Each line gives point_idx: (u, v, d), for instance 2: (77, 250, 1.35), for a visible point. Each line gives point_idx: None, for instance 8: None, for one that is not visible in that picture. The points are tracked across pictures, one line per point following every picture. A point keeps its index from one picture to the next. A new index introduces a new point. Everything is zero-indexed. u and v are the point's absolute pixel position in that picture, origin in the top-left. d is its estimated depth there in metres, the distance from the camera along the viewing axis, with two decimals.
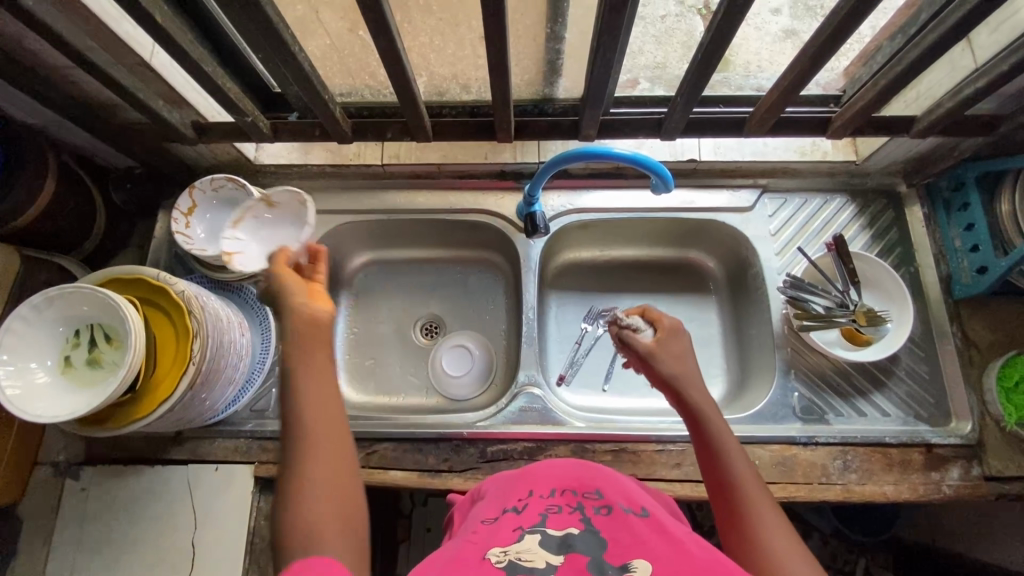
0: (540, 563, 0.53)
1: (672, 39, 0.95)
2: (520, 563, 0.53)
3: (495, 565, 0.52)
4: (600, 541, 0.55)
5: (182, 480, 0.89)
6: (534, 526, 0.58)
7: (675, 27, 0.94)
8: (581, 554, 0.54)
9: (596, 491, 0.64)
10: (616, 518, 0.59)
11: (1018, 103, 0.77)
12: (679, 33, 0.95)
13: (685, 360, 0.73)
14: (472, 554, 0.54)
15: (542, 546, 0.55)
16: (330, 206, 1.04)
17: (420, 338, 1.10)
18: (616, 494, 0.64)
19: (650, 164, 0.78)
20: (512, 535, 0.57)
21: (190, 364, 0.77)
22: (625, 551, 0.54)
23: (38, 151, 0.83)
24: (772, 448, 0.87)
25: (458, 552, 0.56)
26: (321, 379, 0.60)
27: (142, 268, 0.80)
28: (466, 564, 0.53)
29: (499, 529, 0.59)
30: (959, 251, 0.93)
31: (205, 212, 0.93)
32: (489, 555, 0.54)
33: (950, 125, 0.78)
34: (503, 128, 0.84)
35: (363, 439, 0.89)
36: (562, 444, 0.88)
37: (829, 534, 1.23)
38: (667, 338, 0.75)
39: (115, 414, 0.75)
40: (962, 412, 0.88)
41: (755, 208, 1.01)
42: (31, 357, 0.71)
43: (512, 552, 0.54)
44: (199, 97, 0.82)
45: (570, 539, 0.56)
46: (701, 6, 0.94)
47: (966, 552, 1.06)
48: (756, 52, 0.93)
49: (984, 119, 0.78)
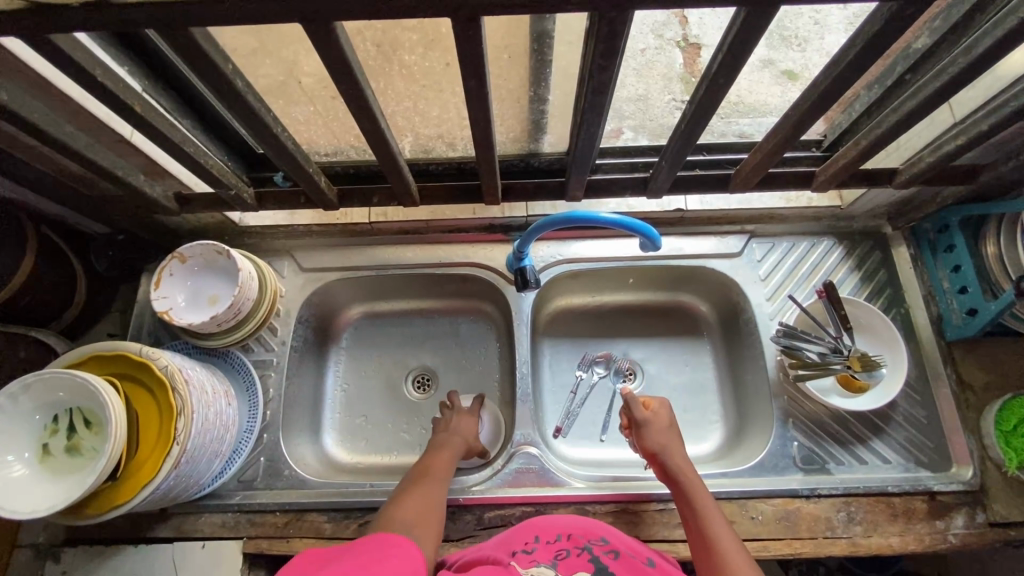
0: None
1: (652, 71, 0.95)
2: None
3: None
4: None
5: (168, 561, 0.85)
6: (550, 563, 0.65)
7: (655, 59, 0.95)
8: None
9: (602, 538, 0.70)
10: (623, 562, 0.66)
11: (998, 153, 0.78)
12: (659, 65, 0.95)
13: (672, 432, 0.83)
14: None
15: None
16: (317, 265, 1.02)
17: (413, 393, 1.07)
18: (620, 542, 0.70)
19: (637, 226, 0.78)
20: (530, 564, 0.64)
21: (174, 444, 0.74)
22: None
23: (16, 226, 0.82)
24: (775, 502, 0.85)
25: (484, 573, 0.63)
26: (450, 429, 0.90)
27: (124, 344, 0.78)
28: None
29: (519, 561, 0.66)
30: (948, 293, 0.93)
31: (185, 280, 0.90)
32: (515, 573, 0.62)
33: (934, 177, 0.79)
34: (490, 192, 0.84)
35: (358, 508, 0.87)
36: (561, 505, 0.86)
37: None
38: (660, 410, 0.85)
39: (95, 500, 0.72)
40: (962, 457, 0.87)
41: (743, 254, 1.01)
42: (5, 448, 0.68)
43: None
44: (181, 168, 0.81)
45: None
46: (680, 39, 0.95)
47: None
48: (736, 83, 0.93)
49: (966, 169, 0.79)
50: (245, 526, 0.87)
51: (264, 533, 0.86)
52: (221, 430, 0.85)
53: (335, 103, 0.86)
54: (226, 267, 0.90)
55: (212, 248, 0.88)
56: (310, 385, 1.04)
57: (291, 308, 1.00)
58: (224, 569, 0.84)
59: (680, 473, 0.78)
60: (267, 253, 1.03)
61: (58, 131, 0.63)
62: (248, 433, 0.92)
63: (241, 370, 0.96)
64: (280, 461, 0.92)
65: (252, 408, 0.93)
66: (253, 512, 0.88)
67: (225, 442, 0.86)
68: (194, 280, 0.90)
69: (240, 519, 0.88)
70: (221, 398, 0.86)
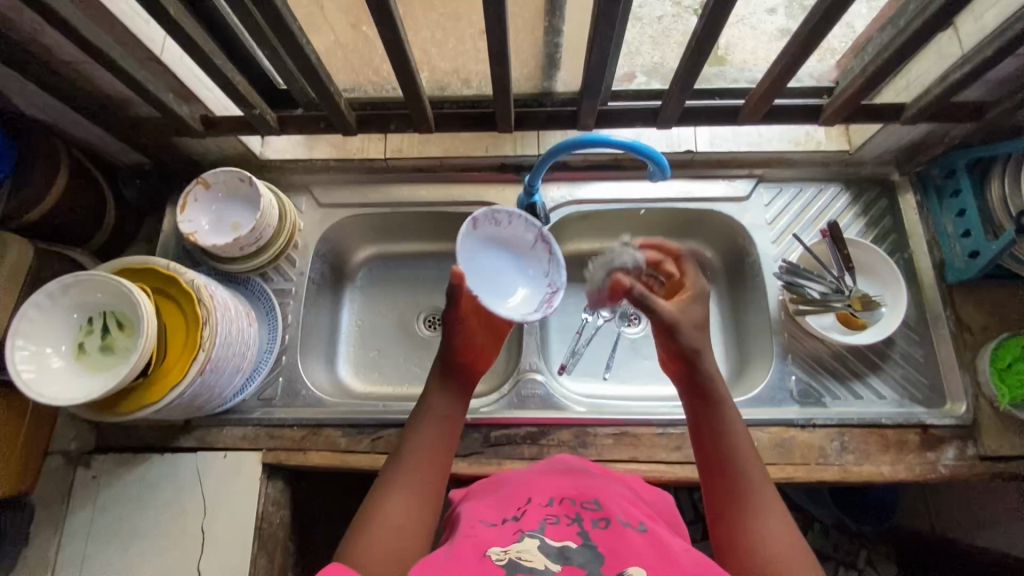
0: (539, 565, 0.56)
1: (669, 39, 0.95)
2: (519, 561, 0.56)
3: (495, 563, 0.56)
4: (598, 552, 0.58)
5: (191, 469, 0.90)
6: (533, 531, 0.61)
7: (672, 27, 0.94)
8: (578, 567, 0.56)
9: (595, 501, 0.66)
10: (614, 529, 0.61)
11: (1002, 89, 0.80)
12: (676, 33, 0.94)
13: (702, 331, 0.75)
14: (471, 551, 0.58)
15: (540, 550, 0.58)
16: (333, 200, 1.05)
17: (424, 331, 1.11)
18: (616, 506, 0.66)
19: (648, 151, 0.80)
20: (512, 537, 0.61)
21: (200, 350, 0.79)
22: (621, 560, 0.57)
23: (50, 145, 0.86)
24: (771, 430, 0.88)
25: (454, 551, 0.59)
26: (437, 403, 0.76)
27: (153, 259, 0.82)
28: (468, 562, 0.57)
29: (499, 531, 0.62)
30: (952, 236, 0.94)
31: (209, 204, 0.93)
32: (489, 553, 0.58)
33: (939, 112, 0.81)
34: (504, 118, 0.87)
35: (370, 425, 0.92)
36: (564, 428, 0.90)
37: (831, 526, 1.26)
38: (688, 305, 0.77)
39: (125, 399, 0.76)
40: (955, 394, 0.90)
41: (751, 198, 1.03)
42: (44, 342, 0.72)
43: (512, 552, 0.57)
44: (207, 91, 0.85)
45: (567, 550, 0.58)
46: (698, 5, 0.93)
47: None
48: (752, 50, 0.95)
49: (969, 106, 0.81)
50: (264, 439, 0.92)
51: (283, 445, 0.91)
52: (243, 346, 0.89)
53: (357, 31, 0.89)
54: (248, 195, 0.94)
55: (236, 175, 0.92)
56: (326, 318, 1.08)
57: (308, 242, 1.04)
58: (245, 477, 0.89)
59: (719, 398, 0.72)
60: (286, 188, 1.06)
61: (96, 39, 0.67)
62: (267, 355, 0.97)
63: (261, 296, 1.00)
64: (297, 382, 0.97)
65: (272, 333, 0.99)
66: (272, 426, 0.92)
67: (246, 359, 0.90)
68: (218, 205, 0.94)
69: (259, 432, 0.92)
70: (243, 318, 0.90)
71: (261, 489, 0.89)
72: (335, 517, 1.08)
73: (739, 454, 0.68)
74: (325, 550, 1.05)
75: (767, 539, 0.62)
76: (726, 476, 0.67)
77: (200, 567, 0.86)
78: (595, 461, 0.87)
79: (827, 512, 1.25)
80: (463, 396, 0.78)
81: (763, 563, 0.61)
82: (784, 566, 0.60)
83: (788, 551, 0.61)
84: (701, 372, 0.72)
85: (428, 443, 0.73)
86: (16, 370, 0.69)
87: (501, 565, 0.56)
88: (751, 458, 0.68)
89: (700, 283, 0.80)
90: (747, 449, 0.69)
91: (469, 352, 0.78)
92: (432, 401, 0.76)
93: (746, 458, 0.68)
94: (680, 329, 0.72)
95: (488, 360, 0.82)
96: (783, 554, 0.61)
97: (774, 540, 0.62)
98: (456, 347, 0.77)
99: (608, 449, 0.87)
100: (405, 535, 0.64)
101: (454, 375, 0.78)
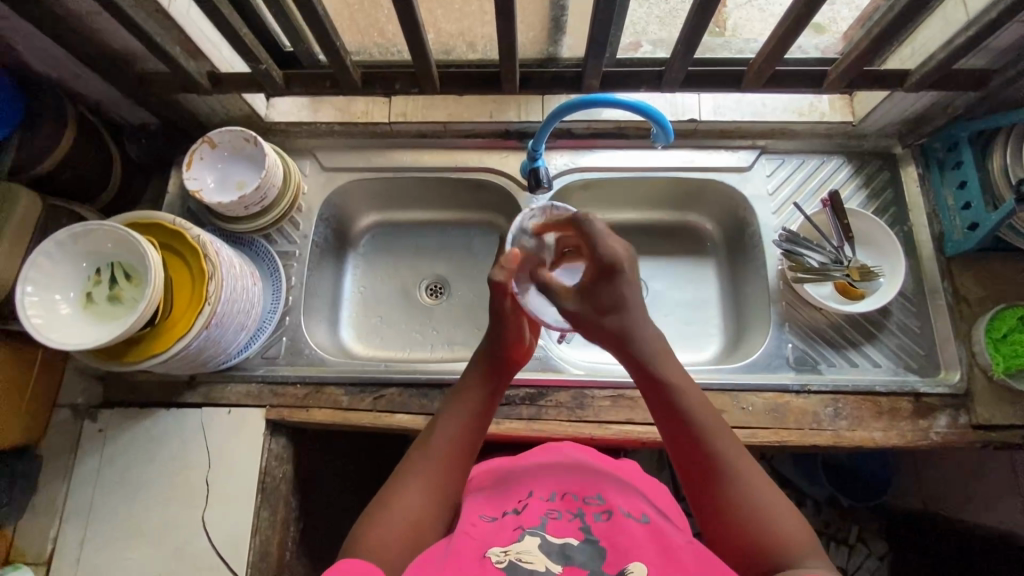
0: (541, 567, 0.59)
1: (675, 20, 0.97)
2: (520, 563, 0.59)
3: (496, 564, 0.59)
4: (599, 551, 0.61)
5: (197, 423, 0.92)
6: (534, 527, 0.64)
7: (679, 8, 0.96)
8: (579, 567, 0.59)
9: (596, 497, 0.69)
10: (614, 523, 0.64)
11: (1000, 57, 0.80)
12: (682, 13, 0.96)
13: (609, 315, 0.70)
14: (473, 552, 0.61)
15: (542, 550, 0.61)
16: (337, 164, 1.06)
17: (426, 298, 1.12)
18: (617, 500, 0.69)
19: (652, 112, 0.80)
20: (513, 534, 0.63)
21: (206, 304, 0.80)
22: (621, 557, 0.59)
23: (58, 100, 0.87)
24: (766, 396, 0.89)
25: (455, 548, 0.62)
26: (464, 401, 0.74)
27: (159, 213, 0.83)
28: (469, 562, 0.59)
29: (500, 528, 0.65)
30: (951, 209, 0.94)
31: (214, 163, 0.94)
32: (489, 554, 0.60)
33: (937, 78, 0.82)
34: (509, 78, 0.87)
35: (371, 384, 0.93)
36: (562, 389, 0.91)
37: (823, 503, 1.28)
38: (597, 286, 0.70)
39: (131, 349, 0.77)
40: (950, 363, 0.91)
41: (753, 168, 1.03)
42: (54, 290, 0.74)
43: (512, 553, 0.60)
44: (212, 47, 0.86)
45: (568, 549, 0.61)
46: None
47: None
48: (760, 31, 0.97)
49: (968, 73, 0.82)
50: (268, 396, 0.93)
51: (286, 402, 0.92)
52: (248, 304, 0.90)
53: None
54: (253, 155, 0.94)
55: (241, 135, 0.93)
56: (330, 283, 1.09)
57: (312, 206, 1.04)
58: (248, 433, 0.91)
59: (665, 374, 0.69)
60: (291, 151, 1.07)
61: None
62: (271, 315, 0.98)
63: (265, 257, 1.01)
64: (301, 341, 0.98)
65: (275, 293, 1.00)
66: (275, 383, 0.94)
67: (251, 317, 0.92)
68: (222, 164, 0.95)
69: (263, 389, 0.94)
70: (248, 277, 0.91)
71: (265, 445, 0.91)
72: (335, 479, 1.09)
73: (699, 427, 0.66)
74: (326, 510, 1.07)
75: (748, 502, 0.62)
76: (694, 452, 0.66)
77: (205, 519, 0.88)
78: (592, 421, 0.89)
79: (820, 489, 1.27)
80: (496, 389, 0.76)
81: (745, 524, 0.61)
82: (769, 524, 0.61)
83: (771, 509, 0.62)
84: (637, 346, 0.70)
85: (453, 437, 0.71)
86: (26, 315, 0.71)
87: (502, 566, 0.58)
88: (713, 427, 0.66)
89: (618, 245, 0.70)
90: (711, 420, 0.67)
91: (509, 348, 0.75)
92: (463, 397, 0.74)
93: (708, 427, 0.66)
94: (588, 314, 0.70)
95: (526, 352, 0.79)
96: (767, 516, 0.61)
97: (755, 502, 0.62)
98: (507, 342, 0.75)
99: (605, 411, 0.89)
100: (417, 527, 0.64)
101: (490, 369, 0.76)
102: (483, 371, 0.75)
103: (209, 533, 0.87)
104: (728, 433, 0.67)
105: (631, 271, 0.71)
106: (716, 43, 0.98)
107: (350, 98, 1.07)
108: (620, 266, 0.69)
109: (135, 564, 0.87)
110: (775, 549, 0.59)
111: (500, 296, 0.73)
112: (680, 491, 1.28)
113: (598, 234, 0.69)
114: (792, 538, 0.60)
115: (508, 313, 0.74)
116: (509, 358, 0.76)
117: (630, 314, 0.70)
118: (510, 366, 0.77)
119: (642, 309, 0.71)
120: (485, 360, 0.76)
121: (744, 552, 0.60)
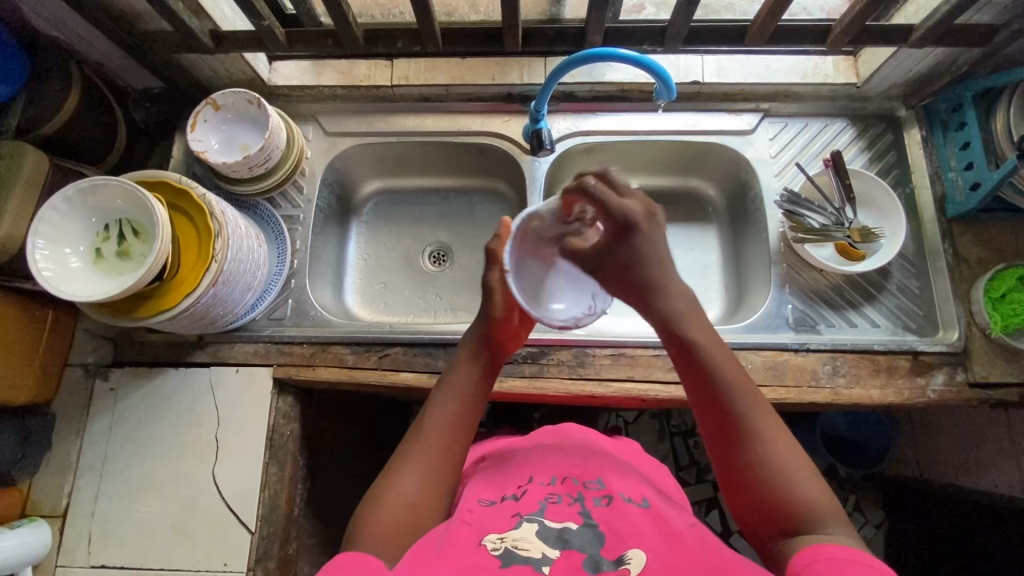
0: (537, 553, 0.58)
1: None
2: (516, 550, 0.59)
3: (491, 552, 0.58)
4: (599, 536, 0.60)
5: (206, 381, 0.94)
6: (533, 515, 0.63)
7: None
8: (577, 550, 0.59)
9: (597, 481, 0.69)
10: (615, 508, 0.64)
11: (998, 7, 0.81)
12: None
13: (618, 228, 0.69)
14: (468, 539, 0.60)
15: (539, 535, 0.61)
16: (340, 129, 1.06)
17: (429, 265, 1.13)
18: (620, 485, 0.68)
19: (655, 67, 0.80)
20: (510, 521, 0.63)
21: (212, 262, 0.80)
22: (620, 544, 0.59)
23: (63, 59, 0.88)
24: (765, 354, 0.91)
25: (452, 533, 0.61)
26: (458, 383, 0.74)
27: (165, 172, 0.83)
28: (465, 548, 0.59)
29: (498, 514, 0.65)
30: (954, 170, 0.94)
31: (219, 125, 0.95)
32: (485, 542, 0.60)
33: (934, 31, 0.82)
34: (512, 34, 0.88)
35: (376, 343, 0.95)
36: (564, 348, 0.93)
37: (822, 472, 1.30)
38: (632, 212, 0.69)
39: (142, 304, 0.79)
40: (948, 322, 0.91)
41: (756, 132, 1.03)
42: (64, 244, 0.75)
43: (508, 540, 0.60)
44: (214, 6, 0.87)
45: (567, 533, 0.61)
46: None
47: (955, 481, 1.11)
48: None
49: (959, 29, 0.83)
50: (275, 355, 0.95)
51: (293, 362, 0.94)
52: (253, 266, 0.90)
53: None
54: (258, 119, 0.95)
55: (245, 96, 0.93)
56: (333, 249, 1.10)
57: (316, 170, 1.05)
58: (255, 391, 0.93)
59: (694, 337, 0.67)
60: (293, 116, 1.07)
61: None
62: (277, 277, 0.99)
63: (270, 221, 1.02)
64: (306, 303, 1.00)
65: (280, 255, 1.00)
66: (282, 343, 0.96)
67: (257, 278, 0.92)
68: (227, 126, 0.96)
69: (270, 348, 0.95)
70: (254, 238, 0.91)
71: (272, 403, 0.93)
72: (339, 442, 1.12)
73: (727, 391, 0.64)
74: (331, 472, 1.09)
75: (772, 465, 0.61)
76: (720, 415, 0.64)
77: (215, 473, 0.90)
78: (593, 379, 0.91)
79: (818, 458, 1.29)
80: (487, 368, 0.76)
81: (767, 486, 0.60)
82: (792, 486, 0.59)
83: (798, 473, 0.60)
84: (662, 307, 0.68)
85: (452, 419, 0.71)
86: (36, 266, 0.73)
87: (497, 554, 0.58)
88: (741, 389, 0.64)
89: (631, 203, 0.68)
90: (741, 383, 0.65)
91: (495, 327, 0.76)
92: (456, 377, 0.75)
93: (735, 390, 0.64)
94: (607, 268, 0.70)
95: (516, 331, 0.80)
96: (794, 475, 0.60)
97: (781, 466, 0.60)
98: (496, 321, 0.77)
99: (605, 369, 0.90)
100: (419, 510, 0.64)
101: (481, 347, 0.76)
102: (473, 348, 0.76)
103: (220, 487, 0.90)
104: (752, 391, 0.65)
105: (650, 226, 0.69)
106: (720, 5, 0.99)
107: (352, 61, 1.05)
108: (636, 224, 0.68)
109: (148, 516, 0.89)
110: (799, 511, 0.58)
111: (490, 266, 0.79)
112: (680, 461, 1.29)
113: (607, 190, 0.68)
114: (812, 500, 0.58)
115: (495, 285, 0.77)
116: (497, 336, 0.77)
117: (650, 269, 0.68)
118: (501, 345, 0.78)
119: (661, 260, 0.69)
120: (477, 339, 0.77)
121: (765, 514, 0.60)
